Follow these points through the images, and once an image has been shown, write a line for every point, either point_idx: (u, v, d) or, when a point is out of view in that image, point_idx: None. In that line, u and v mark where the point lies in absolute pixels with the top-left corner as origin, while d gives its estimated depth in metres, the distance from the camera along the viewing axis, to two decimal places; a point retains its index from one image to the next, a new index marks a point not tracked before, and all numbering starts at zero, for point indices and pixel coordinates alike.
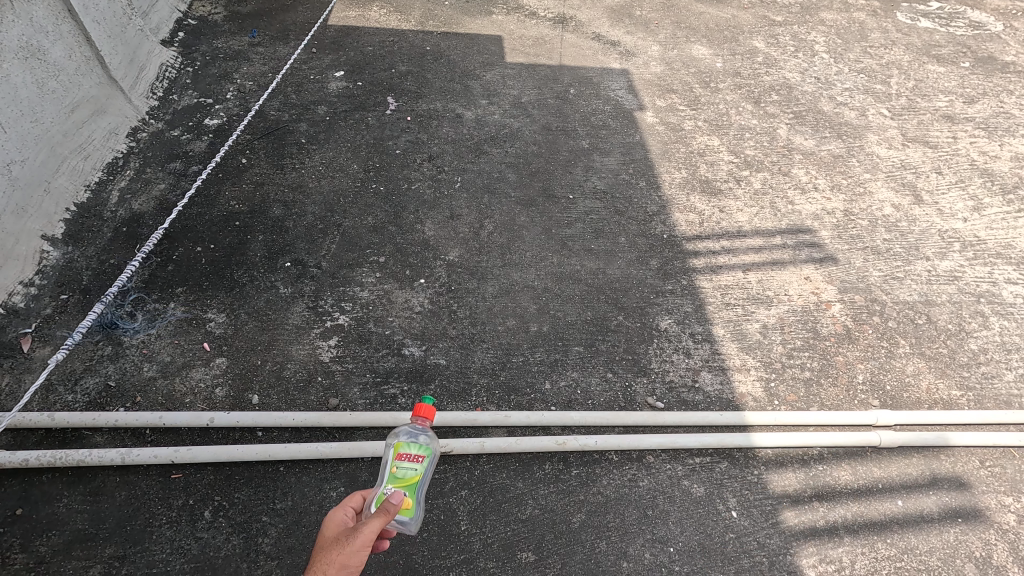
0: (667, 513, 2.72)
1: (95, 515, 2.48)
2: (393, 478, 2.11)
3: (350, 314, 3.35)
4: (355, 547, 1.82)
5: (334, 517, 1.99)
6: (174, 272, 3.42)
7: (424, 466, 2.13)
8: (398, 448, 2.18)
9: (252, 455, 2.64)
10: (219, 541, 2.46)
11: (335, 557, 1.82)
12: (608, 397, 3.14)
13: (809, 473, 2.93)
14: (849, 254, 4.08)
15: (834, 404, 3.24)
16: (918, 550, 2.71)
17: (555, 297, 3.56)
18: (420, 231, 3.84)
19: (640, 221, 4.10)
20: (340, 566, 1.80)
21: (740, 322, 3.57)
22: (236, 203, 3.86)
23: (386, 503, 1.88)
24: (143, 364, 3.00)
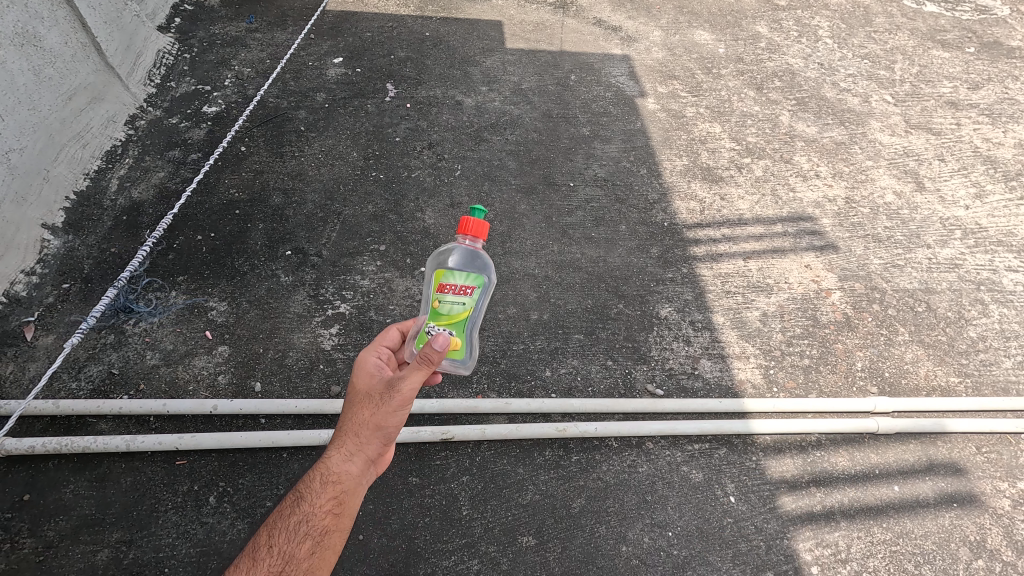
0: (666, 499, 2.75)
1: (101, 500, 2.51)
2: (443, 314, 2.09)
3: (351, 303, 3.36)
4: (387, 415, 1.94)
5: (363, 376, 2.07)
6: (174, 260, 3.42)
7: (471, 301, 2.10)
8: (444, 281, 2.07)
9: (255, 442, 2.67)
10: (224, 526, 2.50)
11: (368, 422, 1.96)
12: (608, 384, 3.16)
13: (806, 459, 2.96)
14: (849, 242, 4.08)
15: (832, 391, 3.26)
16: (913, 535, 2.76)
17: (556, 285, 3.57)
18: (420, 219, 3.83)
19: (641, 209, 4.09)
20: (375, 428, 1.95)
21: (740, 310, 3.58)
22: (235, 191, 3.85)
23: (428, 352, 1.80)
24: (146, 352, 3.02)
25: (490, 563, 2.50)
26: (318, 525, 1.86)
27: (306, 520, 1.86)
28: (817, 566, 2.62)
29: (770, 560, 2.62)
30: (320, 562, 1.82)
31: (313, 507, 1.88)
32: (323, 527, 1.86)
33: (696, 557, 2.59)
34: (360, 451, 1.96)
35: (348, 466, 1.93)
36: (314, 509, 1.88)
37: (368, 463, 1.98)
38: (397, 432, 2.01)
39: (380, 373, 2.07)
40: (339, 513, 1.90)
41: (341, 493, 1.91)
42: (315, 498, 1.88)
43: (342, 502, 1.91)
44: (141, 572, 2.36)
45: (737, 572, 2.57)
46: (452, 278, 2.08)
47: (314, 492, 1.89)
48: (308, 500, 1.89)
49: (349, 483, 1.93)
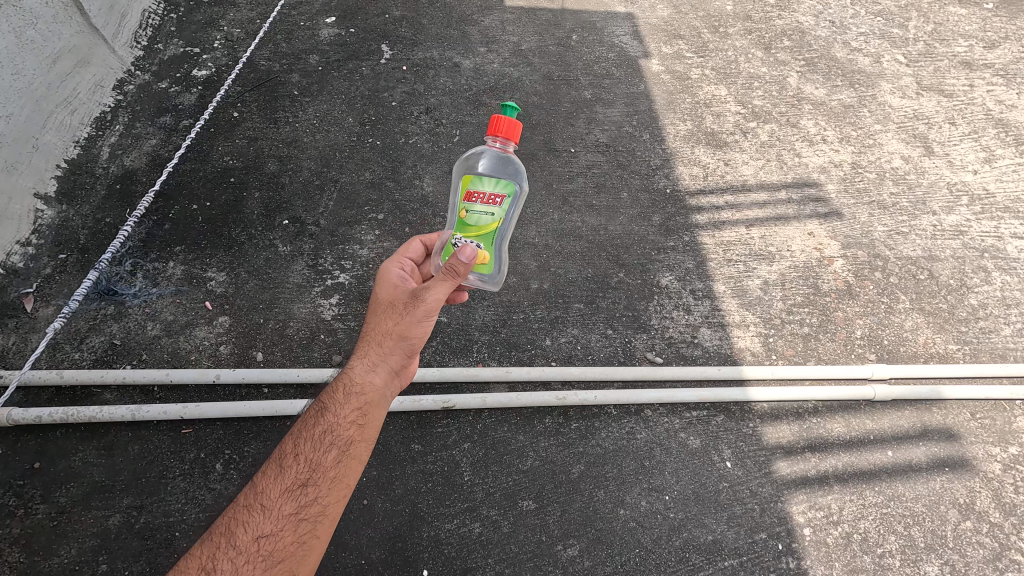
0: (663, 464, 2.81)
1: (110, 468, 2.57)
2: (472, 226, 2.17)
3: (350, 273, 3.34)
4: (406, 326, 2.00)
5: (383, 295, 2.15)
6: (171, 230, 3.38)
7: (499, 213, 2.14)
8: (472, 192, 2.12)
9: (259, 410, 2.70)
10: (231, 492, 2.56)
11: (389, 333, 2.02)
12: (608, 353, 3.18)
13: (803, 425, 3.00)
14: (854, 208, 4.02)
15: (831, 359, 3.29)
16: (904, 498, 2.83)
17: (556, 254, 3.53)
18: (418, 187, 3.77)
19: (643, 175, 4.02)
20: (397, 339, 2.01)
21: (742, 279, 3.56)
22: (230, 158, 3.78)
23: (454, 266, 1.91)
24: (147, 323, 3.02)
25: (492, 526, 2.57)
26: (343, 435, 1.90)
27: (331, 431, 1.90)
28: (809, 528, 2.70)
29: (764, 522, 2.69)
30: (344, 471, 1.87)
31: (338, 416, 1.92)
32: (348, 438, 1.90)
33: (692, 519, 2.67)
34: (382, 362, 2.01)
35: (370, 376, 1.98)
36: (339, 420, 1.92)
37: (391, 375, 2.03)
38: (419, 346, 2.07)
39: (400, 289, 2.14)
40: (363, 423, 1.94)
41: (364, 403, 1.95)
42: (338, 409, 1.93)
43: (365, 412, 1.95)
44: (153, 535, 2.44)
45: (732, 534, 2.65)
46: (480, 187, 2.13)
47: (337, 403, 1.94)
48: (332, 410, 1.94)
49: (371, 395, 1.97)
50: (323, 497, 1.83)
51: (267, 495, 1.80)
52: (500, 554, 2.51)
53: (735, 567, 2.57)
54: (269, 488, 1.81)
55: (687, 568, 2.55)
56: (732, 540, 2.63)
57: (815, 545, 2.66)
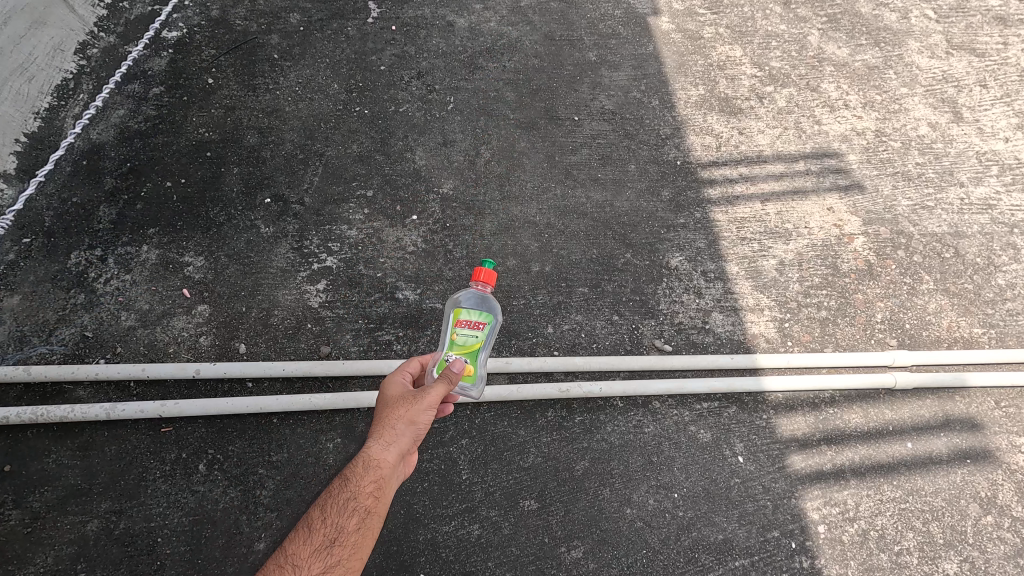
0: (672, 460, 2.67)
1: (86, 470, 2.42)
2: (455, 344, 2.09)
3: (338, 256, 3.10)
4: (421, 405, 1.92)
5: (395, 378, 2.07)
6: (143, 210, 3.13)
7: (483, 333, 2.09)
8: (456, 314, 2.08)
9: (244, 407, 2.53)
10: (216, 494, 2.43)
11: (405, 411, 1.92)
12: (613, 341, 3.01)
13: (819, 416, 2.85)
14: (877, 180, 3.75)
15: (849, 345, 3.11)
16: (923, 492, 2.70)
17: (558, 234, 3.30)
18: (410, 160, 3.48)
19: (651, 146, 3.73)
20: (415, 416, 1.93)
21: (757, 258, 3.34)
22: (205, 130, 3.48)
23: (447, 371, 1.89)
24: (120, 313, 2.82)
25: (491, 528, 2.46)
26: (364, 503, 1.80)
27: (355, 498, 1.80)
28: (824, 525, 2.59)
29: (776, 520, 2.58)
30: (363, 543, 1.74)
31: (360, 485, 1.82)
32: (368, 508, 1.79)
33: (701, 518, 2.55)
34: (401, 436, 1.90)
35: (390, 450, 1.88)
36: (358, 489, 1.81)
37: (407, 452, 1.93)
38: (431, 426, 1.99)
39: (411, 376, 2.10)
40: (381, 496, 1.83)
41: (383, 477, 1.84)
42: (358, 482, 1.81)
43: (383, 485, 1.84)
44: (134, 541, 2.32)
45: (743, 533, 2.54)
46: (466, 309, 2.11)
47: (358, 473, 1.83)
48: (353, 480, 1.82)
49: (389, 470, 1.87)
50: (346, 563, 1.69)
51: (298, 553, 1.66)
52: (500, 557, 2.41)
53: (746, 568, 2.47)
54: (298, 549, 1.67)
55: (696, 569, 2.45)
56: (743, 539, 2.52)
57: (829, 543, 2.55)
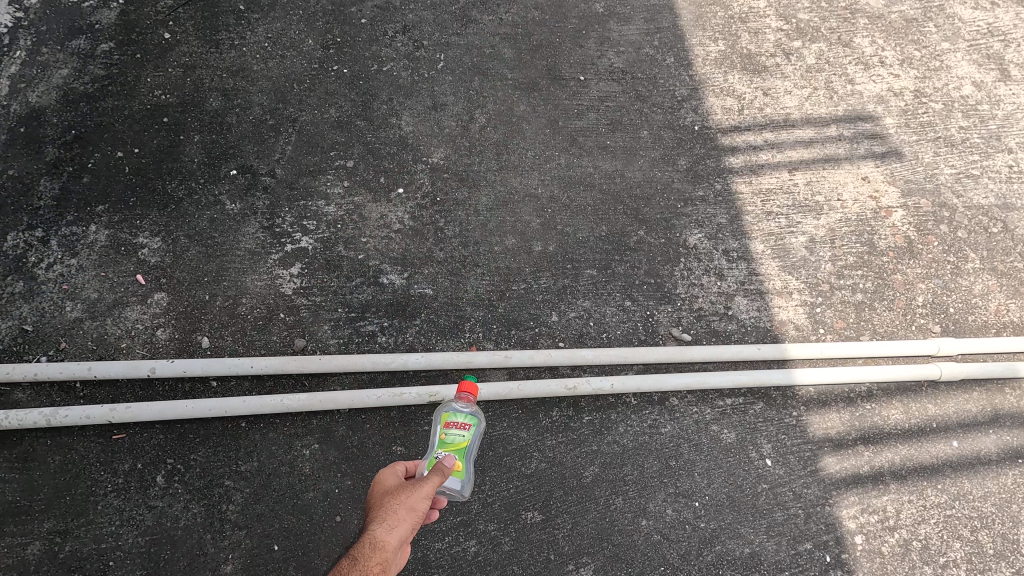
0: (692, 464, 2.37)
1: (26, 484, 2.12)
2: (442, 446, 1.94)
3: (314, 235, 2.73)
4: (425, 490, 1.73)
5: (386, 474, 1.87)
6: (90, 185, 2.74)
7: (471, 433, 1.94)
8: (444, 414, 1.96)
9: (205, 412, 2.21)
10: (176, 510, 2.14)
11: (409, 495, 1.72)
12: (625, 330, 2.69)
13: (854, 413, 2.55)
14: (917, 146, 3.36)
15: (887, 332, 2.80)
16: (971, 497, 2.42)
17: (563, 209, 2.93)
18: (395, 125, 3.05)
19: (666, 109, 3.30)
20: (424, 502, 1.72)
21: (784, 235, 2.98)
22: (161, 92, 3.01)
23: (438, 463, 1.78)
24: (65, 303, 2.48)
25: (490, 544, 2.18)
26: None
27: None
28: (862, 535, 2.32)
29: (809, 531, 2.31)
30: None
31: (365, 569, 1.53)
32: None
33: (725, 529, 2.28)
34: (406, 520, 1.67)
35: (398, 534, 1.64)
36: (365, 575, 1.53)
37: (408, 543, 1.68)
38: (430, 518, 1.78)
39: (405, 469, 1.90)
40: None
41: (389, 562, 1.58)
42: (364, 564, 1.53)
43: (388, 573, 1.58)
44: (83, 565, 2.04)
45: (772, 545, 2.27)
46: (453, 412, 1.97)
47: (365, 554, 1.56)
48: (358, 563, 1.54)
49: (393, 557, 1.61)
50: None
51: None
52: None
53: None
54: None
55: None
56: (772, 553, 2.26)
57: (867, 555, 2.29)
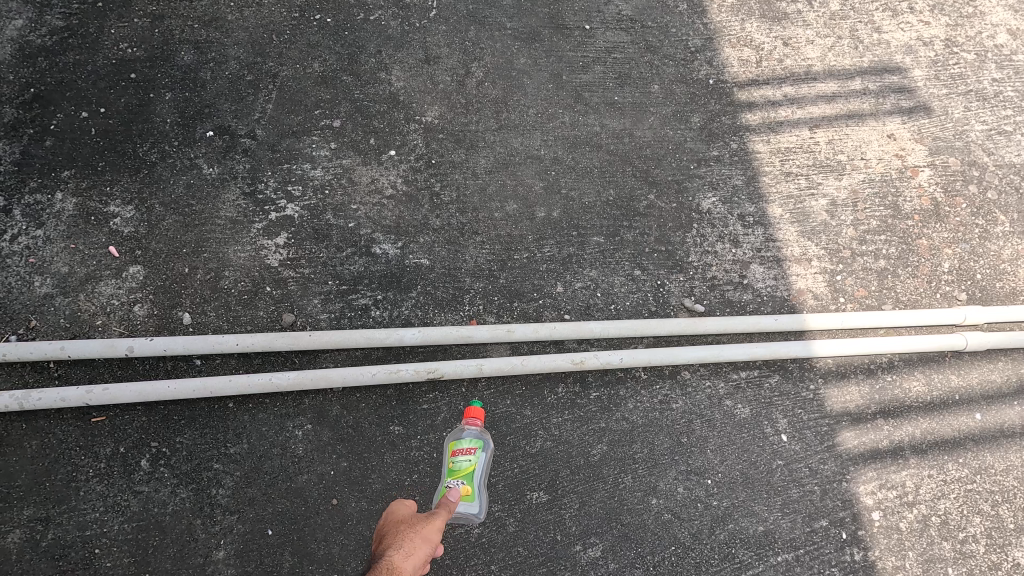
0: (705, 441, 2.26)
1: (2, 471, 2.00)
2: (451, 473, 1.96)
3: (300, 202, 2.53)
4: (438, 523, 1.71)
5: (396, 510, 1.83)
6: (54, 148, 2.52)
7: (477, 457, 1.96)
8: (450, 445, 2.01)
9: (189, 392, 2.07)
10: (163, 495, 2.02)
11: (422, 527, 1.69)
12: (635, 301, 2.53)
13: (874, 385, 2.43)
14: (947, 101, 3.12)
15: (910, 300, 2.65)
16: (993, 471, 2.33)
17: (567, 171, 2.72)
18: (385, 81, 2.80)
19: (679, 61, 3.04)
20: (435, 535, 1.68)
21: (803, 198, 2.79)
22: (127, 45, 2.74)
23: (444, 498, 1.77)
24: (33, 278, 2.31)
25: (494, 526, 2.08)
26: None
27: None
28: (879, 512, 2.23)
29: (825, 508, 2.21)
30: None
31: None
32: None
33: (739, 507, 2.19)
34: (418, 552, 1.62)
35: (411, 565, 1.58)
36: None
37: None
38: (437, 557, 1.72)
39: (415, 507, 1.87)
40: None
41: None
42: None
43: None
44: (66, 554, 1.94)
45: (787, 523, 2.18)
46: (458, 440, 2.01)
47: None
48: None
49: None
50: None
51: None
52: (504, 559, 2.05)
53: (790, 562, 2.14)
54: None
55: (732, 566, 2.11)
56: (787, 531, 2.17)
57: (885, 532, 2.20)
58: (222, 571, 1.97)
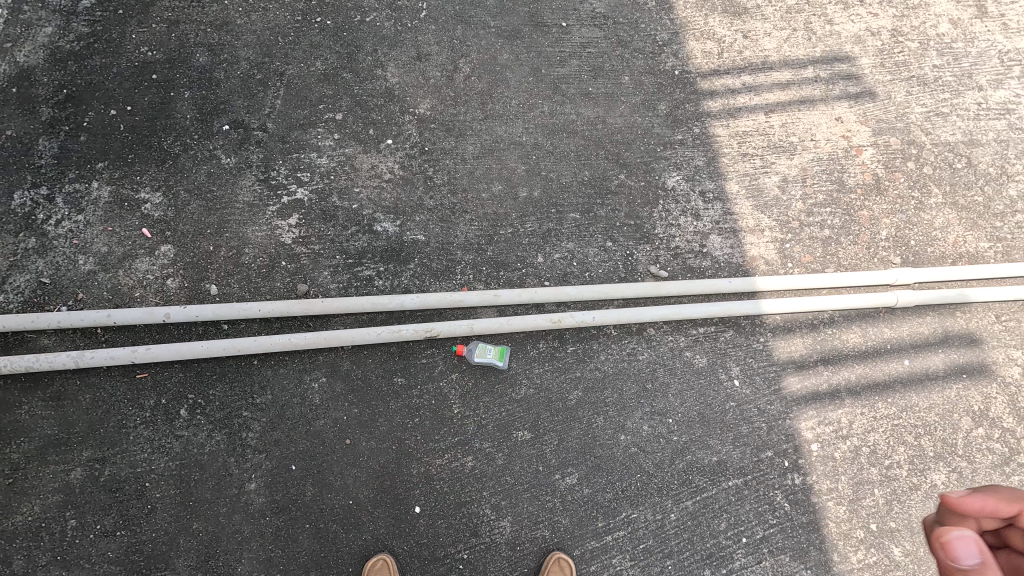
0: (666, 386, 2.62)
1: (62, 420, 2.33)
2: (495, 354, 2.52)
3: (309, 187, 2.85)
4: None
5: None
6: (88, 142, 2.83)
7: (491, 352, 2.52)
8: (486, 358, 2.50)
9: (219, 351, 2.40)
10: (201, 438, 2.36)
11: None
12: (607, 269, 2.87)
13: (817, 338, 2.78)
14: (890, 86, 3.44)
15: (851, 264, 2.99)
16: (917, 408, 2.69)
17: (546, 155, 3.05)
18: (382, 78, 3.11)
19: (647, 54, 3.36)
20: None
21: (757, 176, 3.12)
22: (148, 49, 3.04)
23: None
24: (77, 257, 2.63)
25: (485, 459, 2.43)
26: None
27: None
28: (817, 443, 2.59)
29: (770, 441, 2.57)
30: None
31: None
32: None
33: (696, 441, 2.54)
34: None
35: None
36: None
37: None
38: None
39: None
40: None
41: None
42: None
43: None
44: (121, 487, 2.28)
45: (737, 454, 2.54)
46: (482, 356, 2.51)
47: None
48: None
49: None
50: None
51: None
52: (494, 486, 2.40)
53: (739, 486, 2.49)
54: None
55: (689, 489, 2.47)
56: (737, 460, 2.53)
57: (822, 460, 2.57)
58: (253, 500, 2.31)
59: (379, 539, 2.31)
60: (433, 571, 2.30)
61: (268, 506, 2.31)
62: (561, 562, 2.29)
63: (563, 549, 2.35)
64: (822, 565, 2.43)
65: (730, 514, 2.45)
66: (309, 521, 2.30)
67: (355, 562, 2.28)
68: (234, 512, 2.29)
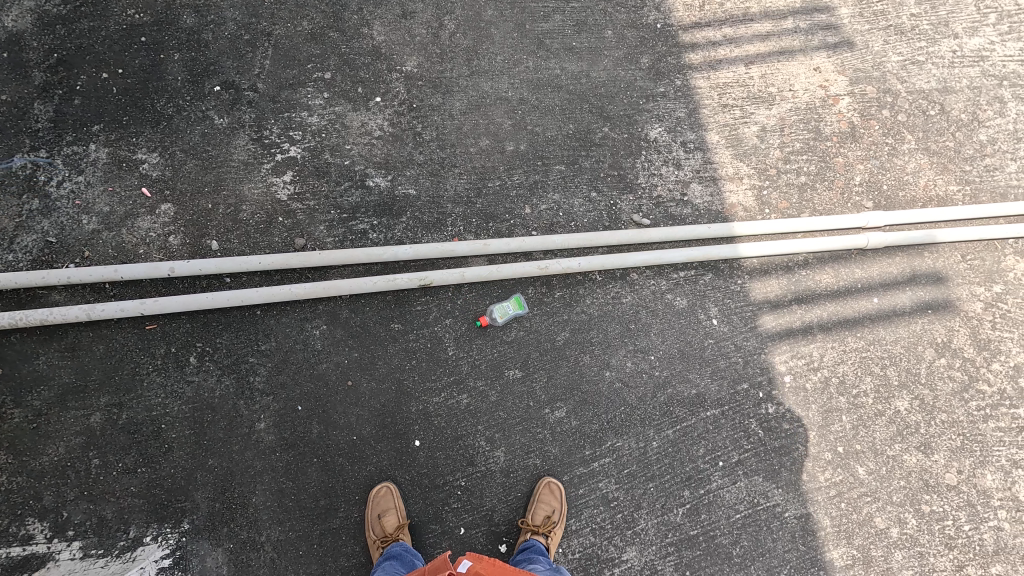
0: (649, 326, 2.77)
1: (78, 369, 2.47)
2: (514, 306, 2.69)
3: (302, 145, 2.94)
4: (394, 516, 2.40)
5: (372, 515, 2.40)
6: (84, 105, 2.88)
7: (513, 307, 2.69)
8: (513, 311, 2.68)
9: (223, 301, 2.52)
10: (211, 383, 2.51)
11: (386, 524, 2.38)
12: (592, 218, 2.99)
13: (792, 279, 2.93)
14: (869, 35, 3.49)
15: (826, 209, 3.13)
16: (884, 341, 2.87)
17: (532, 109, 3.13)
18: (368, 36, 3.16)
19: (630, 8, 3.40)
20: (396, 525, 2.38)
21: (737, 126, 3.22)
22: (135, 11, 3.06)
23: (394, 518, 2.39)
24: (81, 217, 2.73)
25: (479, 396, 2.59)
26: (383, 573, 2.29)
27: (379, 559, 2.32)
28: (790, 375, 2.77)
29: (746, 374, 2.75)
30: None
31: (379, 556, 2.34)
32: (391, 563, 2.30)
33: (677, 376, 2.72)
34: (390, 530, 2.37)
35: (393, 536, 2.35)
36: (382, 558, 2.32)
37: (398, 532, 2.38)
38: (399, 520, 2.40)
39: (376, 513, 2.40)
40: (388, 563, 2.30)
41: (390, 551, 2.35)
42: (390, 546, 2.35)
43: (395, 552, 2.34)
44: (139, 429, 2.44)
45: (715, 387, 2.72)
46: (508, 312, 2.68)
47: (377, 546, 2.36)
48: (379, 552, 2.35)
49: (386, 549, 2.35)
50: None
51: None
52: (488, 421, 2.57)
53: (717, 416, 2.68)
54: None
55: (670, 419, 2.65)
56: (715, 392, 2.71)
57: (794, 390, 2.76)
58: (264, 437, 2.48)
59: (383, 470, 2.49)
60: (434, 497, 2.49)
61: (278, 443, 2.47)
62: (551, 486, 2.48)
63: (553, 475, 2.54)
64: (792, 484, 2.64)
65: (708, 440, 2.64)
66: (317, 455, 2.48)
67: (361, 491, 2.46)
68: (246, 449, 2.46)
